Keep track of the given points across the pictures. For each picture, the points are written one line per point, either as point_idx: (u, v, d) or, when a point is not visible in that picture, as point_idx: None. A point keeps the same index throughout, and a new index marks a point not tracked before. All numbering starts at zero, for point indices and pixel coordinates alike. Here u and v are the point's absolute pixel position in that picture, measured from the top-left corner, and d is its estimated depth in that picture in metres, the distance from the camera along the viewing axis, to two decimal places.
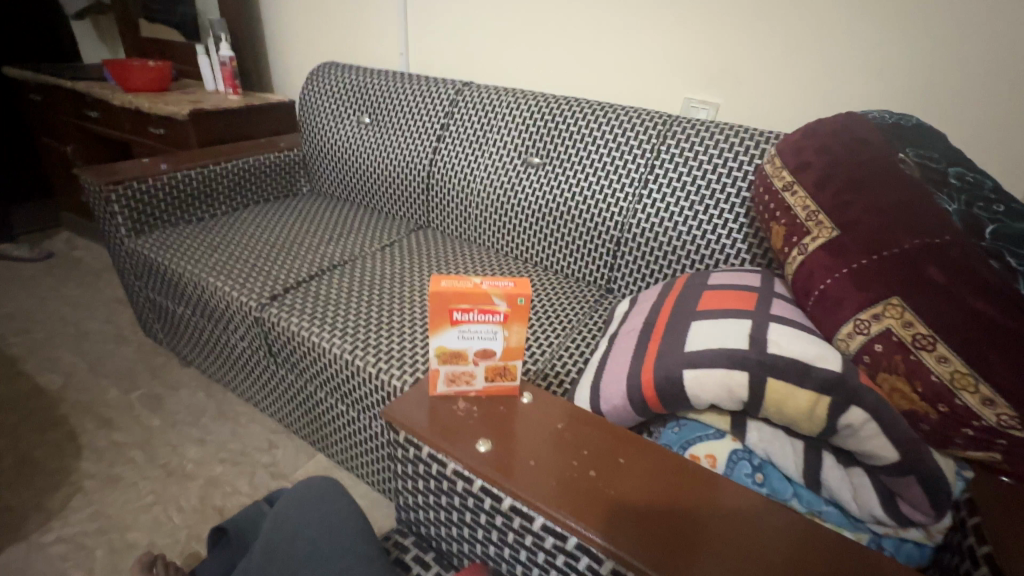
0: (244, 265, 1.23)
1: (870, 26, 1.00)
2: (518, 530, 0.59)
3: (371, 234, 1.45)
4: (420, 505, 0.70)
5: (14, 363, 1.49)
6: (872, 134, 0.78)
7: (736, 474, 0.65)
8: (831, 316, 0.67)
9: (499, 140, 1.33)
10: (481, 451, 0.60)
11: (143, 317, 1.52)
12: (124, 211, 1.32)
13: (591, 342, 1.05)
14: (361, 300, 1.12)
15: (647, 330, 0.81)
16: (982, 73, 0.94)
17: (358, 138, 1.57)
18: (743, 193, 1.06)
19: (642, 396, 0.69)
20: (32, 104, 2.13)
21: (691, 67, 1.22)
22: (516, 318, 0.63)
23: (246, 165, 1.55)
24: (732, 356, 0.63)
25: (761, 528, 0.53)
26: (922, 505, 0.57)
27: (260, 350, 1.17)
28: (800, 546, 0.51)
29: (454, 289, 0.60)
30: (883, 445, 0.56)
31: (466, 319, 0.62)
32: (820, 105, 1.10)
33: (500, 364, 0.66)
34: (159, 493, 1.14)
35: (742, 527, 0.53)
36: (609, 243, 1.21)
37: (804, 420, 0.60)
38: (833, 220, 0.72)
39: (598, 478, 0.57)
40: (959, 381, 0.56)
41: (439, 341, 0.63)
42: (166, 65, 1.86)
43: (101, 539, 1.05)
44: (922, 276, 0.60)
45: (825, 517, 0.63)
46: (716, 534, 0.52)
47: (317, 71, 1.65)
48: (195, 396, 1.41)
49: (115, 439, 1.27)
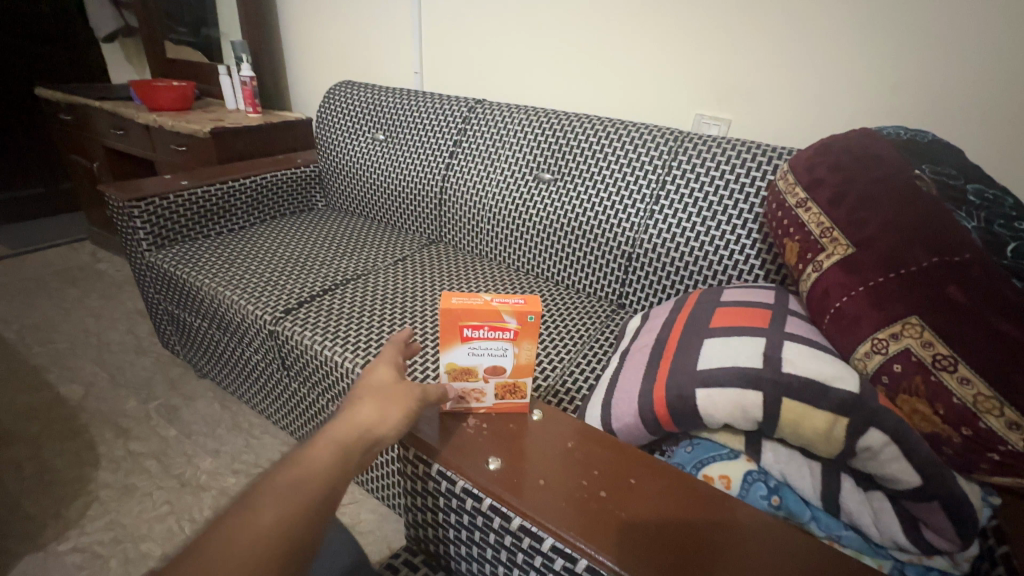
0: (260, 279, 1.25)
1: (882, 41, 1.00)
2: (527, 550, 0.58)
3: (383, 249, 1.46)
4: (428, 522, 0.70)
5: (36, 372, 1.53)
6: (886, 151, 0.77)
7: (751, 496, 0.64)
8: (849, 335, 0.66)
9: (511, 156, 1.35)
10: (491, 470, 0.60)
11: (160, 328, 1.54)
12: (145, 225, 1.35)
13: (602, 358, 1.04)
14: (373, 314, 1.13)
15: (657, 348, 0.80)
16: (999, 87, 0.92)
17: (372, 155, 1.60)
18: (756, 209, 1.05)
19: (654, 415, 0.68)
20: (60, 122, 2.20)
21: (699, 84, 1.23)
22: (526, 335, 0.63)
23: (264, 180, 1.59)
24: (747, 375, 0.62)
25: (763, 541, 0.52)
26: (946, 532, 0.55)
27: (274, 363, 1.18)
28: (801, 558, 0.51)
29: (464, 306, 0.60)
30: (905, 469, 0.55)
31: (476, 335, 0.62)
32: (834, 120, 1.10)
33: (510, 381, 0.66)
34: (172, 504, 1.15)
35: (745, 540, 0.52)
36: (620, 259, 1.21)
37: (821, 441, 0.58)
38: (848, 236, 0.71)
39: (608, 499, 0.56)
40: (983, 405, 0.54)
41: (449, 358, 0.64)
42: (189, 84, 1.92)
43: (115, 548, 1.06)
44: (943, 294, 0.58)
45: (845, 542, 0.61)
46: (719, 550, 0.51)
47: (335, 90, 1.68)
48: (210, 407, 1.42)
49: (132, 449, 1.28)
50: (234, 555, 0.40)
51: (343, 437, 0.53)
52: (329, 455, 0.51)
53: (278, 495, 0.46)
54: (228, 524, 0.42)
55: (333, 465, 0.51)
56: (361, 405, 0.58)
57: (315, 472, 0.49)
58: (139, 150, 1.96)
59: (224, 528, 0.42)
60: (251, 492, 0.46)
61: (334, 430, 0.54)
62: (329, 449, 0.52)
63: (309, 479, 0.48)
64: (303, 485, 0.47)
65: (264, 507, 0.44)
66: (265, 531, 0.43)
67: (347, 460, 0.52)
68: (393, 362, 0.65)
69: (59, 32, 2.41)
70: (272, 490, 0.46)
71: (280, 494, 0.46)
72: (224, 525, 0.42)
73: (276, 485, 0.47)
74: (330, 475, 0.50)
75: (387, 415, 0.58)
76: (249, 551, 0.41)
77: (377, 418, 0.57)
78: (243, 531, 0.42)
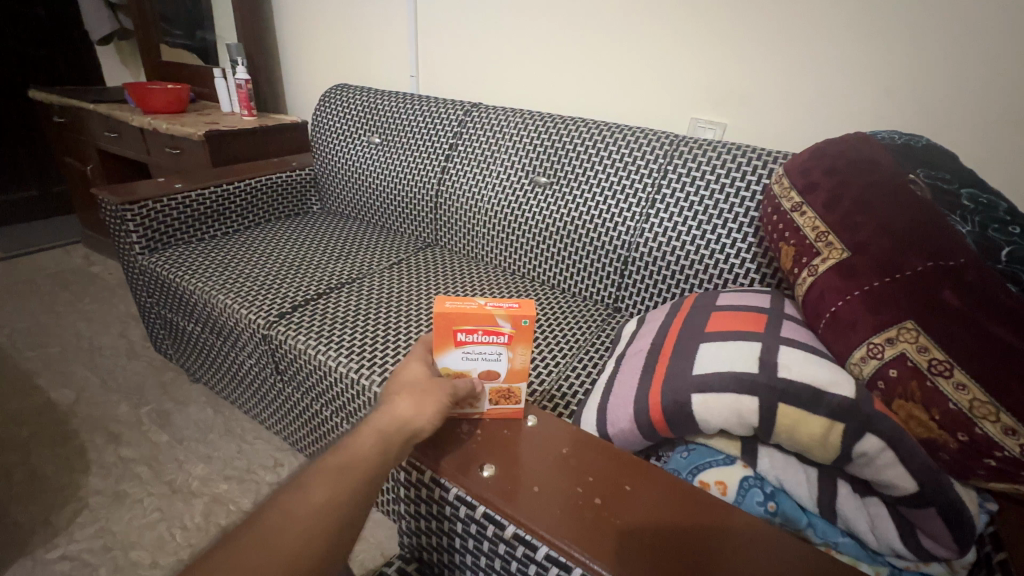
0: (253, 283, 1.24)
1: (878, 46, 1.00)
2: (522, 559, 0.57)
3: (378, 253, 1.46)
4: (422, 530, 0.69)
5: (26, 377, 1.51)
6: (881, 156, 0.77)
7: (747, 502, 0.63)
8: (844, 339, 0.66)
9: (507, 159, 1.34)
10: (485, 477, 0.59)
11: (153, 332, 1.53)
12: (138, 229, 1.34)
13: (598, 363, 1.04)
14: (368, 318, 1.12)
15: (653, 353, 0.80)
16: (993, 91, 0.93)
17: (368, 158, 1.59)
18: (751, 213, 1.05)
19: (649, 421, 0.68)
20: (54, 124, 2.18)
21: (697, 87, 1.22)
22: (521, 340, 0.62)
23: (259, 184, 1.58)
24: (743, 380, 0.62)
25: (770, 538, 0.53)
26: (943, 538, 0.55)
27: (268, 368, 1.17)
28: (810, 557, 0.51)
29: (459, 310, 0.60)
30: (901, 475, 0.54)
31: (470, 339, 0.62)
32: (829, 125, 1.10)
33: (504, 386, 0.66)
34: (163, 511, 1.14)
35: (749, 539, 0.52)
36: (616, 263, 1.21)
37: (818, 447, 0.58)
38: (843, 241, 0.71)
39: (604, 507, 0.56)
40: (979, 410, 0.54)
41: (443, 362, 0.63)
42: (183, 86, 1.91)
43: (104, 556, 1.04)
44: (937, 299, 0.58)
45: (842, 549, 0.61)
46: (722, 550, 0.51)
47: (331, 93, 1.68)
48: (202, 412, 1.41)
49: (122, 455, 1.27)
50: (285, 533, 0.43)
51: (382, 428, 0.54)
52: (369, 443, 0.52)
53: (325, 478, 0.48)
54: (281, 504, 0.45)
55: (375, 454, 0.52)
56: (398, 399, 0.58)
57: (359, 458, 0.50)
58: (132, 153, 1.94)
59: (278, 509, 0.44)
60: (302, 474, 0.48)
61: (372, 421, 0.55)
62: (370, 439, 0.53)
63: (352, 465, 0.50)
64: (346, 472, 0.49)
65: (313, 491, 0.46)
66: (314, 513, 0.45)
67: (387, 451, 0.53)
68: (425, 356, 0.64)
69: (54, 34, 2.41)
70: (318, 474, 0.48)
71: (327, 478, 0.48)
72: (278, 505, 0.45)
73: (325, 467, 0.49)
74: (372, 463, 0.51)
75: (423, 407, 0.58)
76: (303, 528, 0.44)
77: (414, 411, 0.57)
78: (294, 512, 0.44)
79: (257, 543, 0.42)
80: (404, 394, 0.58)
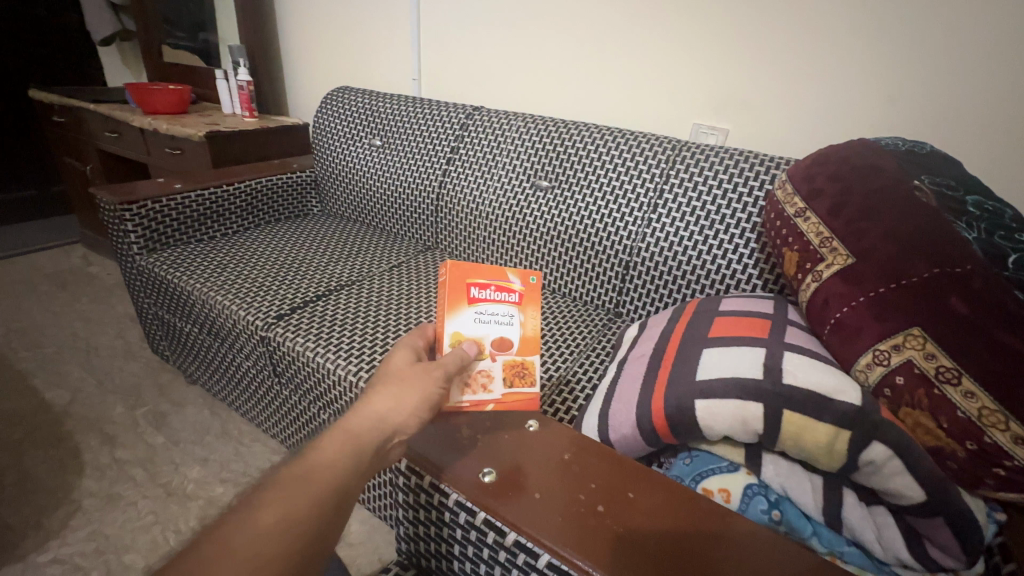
0: (252, 284, 1.23)
1: (883, 53, 1.00)
2: (522, 566, 0.56)
3: (377, 255, 1.45)
4: (421, 535, 0.68)
5: (22, 377, 1.50)
6: (884, 161, 0.77)
7: (751, 510, 0.62)
8: (850, 345, 0.65)
9: (509, 163, 1.34)
10: (484, 482, 0.58)
11: (150, 333, 1.52)
12: (138, 229, 1.33)
13: (600, 368, 1.03)
14: (367, 320, 1.11)
15: (656, 358, 0.79)
16: (996, 99, 0.93)
17: (369, 160, 1.59)
18: (754, 219, 1.04)
19: (652, 426, 0.67)
20: (55, 124, 2.18)
21: (700, 94, 1.22)
22: (529, 302, 0.73)
23: (259, 185, 1.57)
24: (747, 387, 0.61)
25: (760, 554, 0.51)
26: (951, 549, 0.54)
27: (265, 370, 1.16)
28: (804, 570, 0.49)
29: (473, 266, 0.72)
30: (909, 485, 0.53)
31: (482, 297, 0.71)
32: (834, 131, 1.10)
33: (518, 360, 0.71)
34: (157, 513, 1.12)
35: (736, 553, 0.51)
36: (618, 267, 1.20)
37: (824, 455, 0.57)
38: (848, 246, 0.70)
39: (605, 514, 0.55)
40: (987, 418, 0.53)
41: (457, 325, 0.70)
42: (185, 87, 1.91)
43: (96, 560, 1.02)
44: (945, 306, 0.58)
45: (846, 559, 0.59)
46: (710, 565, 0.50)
47: (333, 95, 1.67)
48: (198, 414, 1.40)
49: (117, 457, 1.26)
50: (238, 549, 0.41)
51: (356, 429, 0.54)
52: (341, 451, 0.51)
53: (290, 487, 0.46)
54: (242, 515, 0.43)
55: (346, 461, 0.51)
56: (378, 393, 0.58)
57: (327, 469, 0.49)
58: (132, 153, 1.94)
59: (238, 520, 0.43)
60: (265, 486, 0.46)
61: (350, 421, 0.55)
62: (344, 444, 0.52)
63: (318, 475, 0.48)
64: (311, 481, 0.47)
65: (274, 503, 0.45)
66: (273, 525, 0.43)
67: (362, 454, 0.52)
68: (408, 350, 0.66)
69: (56, 35, 2.41)
70: (282, 484, 0.46)
71: (292, 488, 0.46)
72: (235, 516, 0.43)
73: (290, 476, 0.47)
74: (346, 470, 0.50)
75: (401, 402, 0.58)
76: (260, 543, 0.42)
77: (393, 405, 0.57)
78: (253, 524, 0.43)
79: (214, 559, 0.40)
80: (385, 393, 0.58)
